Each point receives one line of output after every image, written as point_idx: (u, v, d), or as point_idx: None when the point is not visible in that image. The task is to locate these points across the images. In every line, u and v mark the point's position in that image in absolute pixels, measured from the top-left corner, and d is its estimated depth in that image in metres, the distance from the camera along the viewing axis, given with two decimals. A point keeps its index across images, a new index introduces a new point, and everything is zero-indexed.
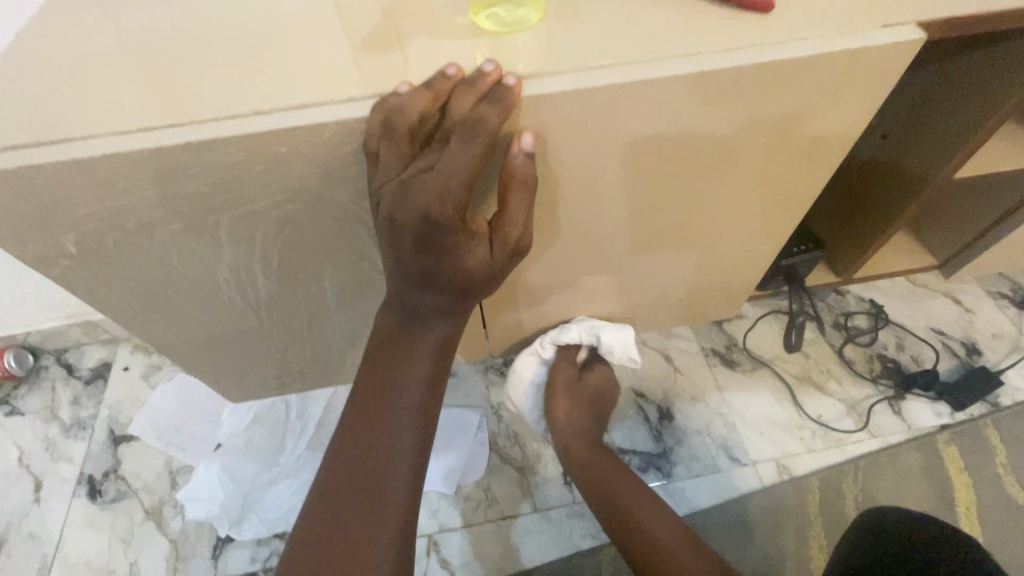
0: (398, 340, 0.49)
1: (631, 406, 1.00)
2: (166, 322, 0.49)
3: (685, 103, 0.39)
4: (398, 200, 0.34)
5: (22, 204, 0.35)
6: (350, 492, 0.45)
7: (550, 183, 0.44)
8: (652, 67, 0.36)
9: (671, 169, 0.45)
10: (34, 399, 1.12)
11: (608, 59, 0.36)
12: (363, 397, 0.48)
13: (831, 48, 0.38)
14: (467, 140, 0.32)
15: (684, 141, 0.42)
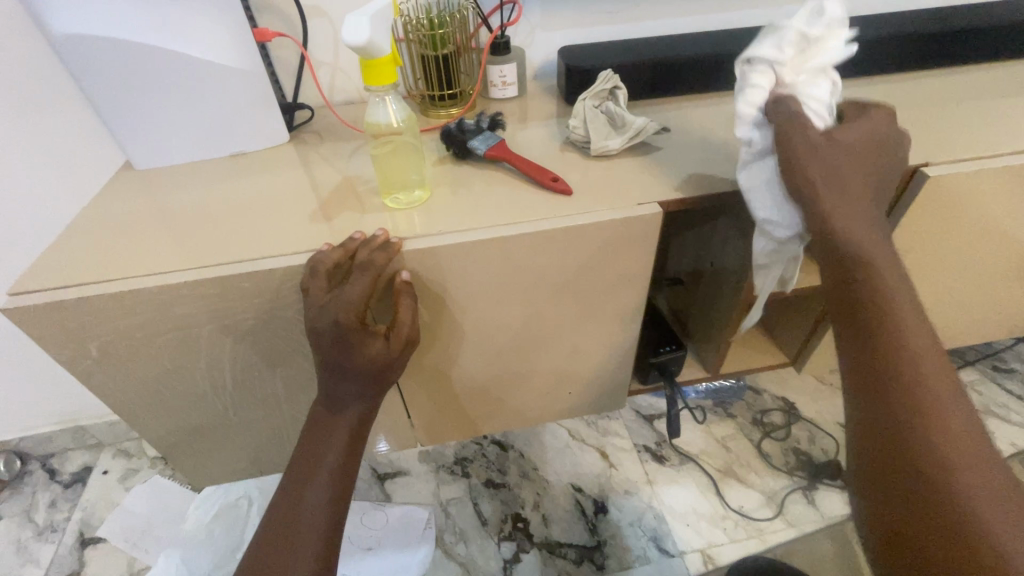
0: (323, 418, 0.58)
1: (569, 500, 1.08)
2: (149, 413, 0.64)
3: (521, 251, 0.57)
4: (317, 314, 0.51)
5: (63, 324, 0.52)
6: (275, 552, 0.51)
7: (443, 305, 0.61)
8: (483, 231, 0.56)
9: (519, 295, 0.62)
10: (12, 504, 1.20)
11: (457, 227, 0.57)
12: (292, 472, 0.56)
13: (603, 215, 0.57)
14: (362, 273, 0.51)
15: (526, 277, 0.60)
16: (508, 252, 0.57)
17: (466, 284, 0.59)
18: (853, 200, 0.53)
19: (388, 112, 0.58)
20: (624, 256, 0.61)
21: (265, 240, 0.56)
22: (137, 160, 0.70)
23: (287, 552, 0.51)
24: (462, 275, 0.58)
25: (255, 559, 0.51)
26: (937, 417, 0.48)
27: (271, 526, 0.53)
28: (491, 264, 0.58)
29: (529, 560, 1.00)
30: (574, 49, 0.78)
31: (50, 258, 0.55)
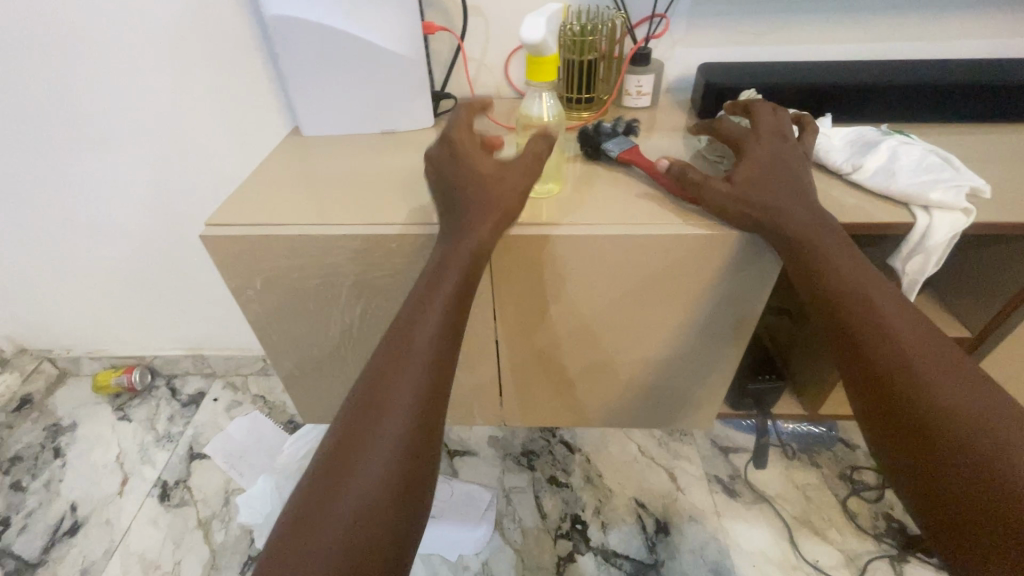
0: (416, 309, 0.55)
1: (630, 513, 1.08)
2: (284, 346, 0.73)
3: (637, 251, 0.60)
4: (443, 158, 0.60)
5: (241, 256, 0.61)
6: (349, 444, 0.47)
7: (552, 291, 0.65)
8: (601, 227, 0.59)
9: (624, 294, 0.65)
10: (140, 410, 1.38)
11: (577, 219, 0.60)
12: (378, 359, 0.53)
13: (723, 229, 0.58)
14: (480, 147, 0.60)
15: (635, 278, 0.63)
16: (625, 250, 0.60)
17: (583, 275, 0.63)
18: (791, 185, 0.58)
19: (541, 107, 0.63)
20: (742, 272, 0.62)
21: (409, 210, 0.63)
22: (306, 127, 0.80)
23: (359, 445, 0.47)
24: (581, 266, 0.62)
25: (328, 450, 0.47)
26: (906, 367, 0.49)
27: (347, 416, 0.49)
28: (611, 259, 0.61)
29: (582, 562, 1.01)
30: (714, 67, 0.79)
31: (236, 201, 0.65)
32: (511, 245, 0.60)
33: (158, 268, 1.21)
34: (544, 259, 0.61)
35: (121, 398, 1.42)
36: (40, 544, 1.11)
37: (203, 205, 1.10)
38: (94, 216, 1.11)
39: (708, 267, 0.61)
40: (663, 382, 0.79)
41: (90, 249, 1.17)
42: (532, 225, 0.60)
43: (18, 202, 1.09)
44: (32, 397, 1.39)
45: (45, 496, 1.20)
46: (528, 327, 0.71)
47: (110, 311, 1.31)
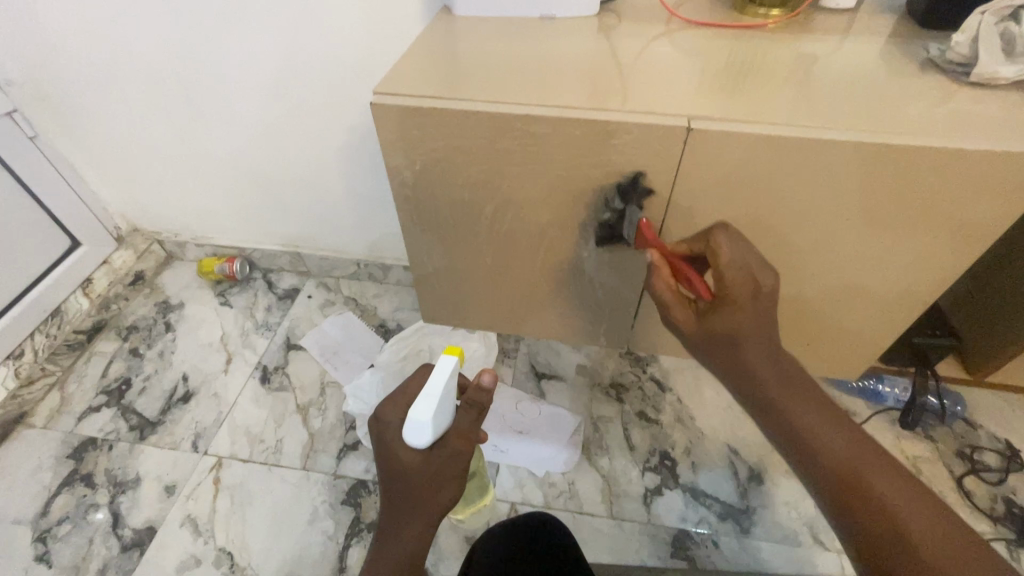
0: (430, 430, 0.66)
1: (723, 458, 1.05)
2: (426, 233, 0.72)
3: (836, 160, 0.54)
4: (466, 415, 0.66)
5: (411, 129, 0.57)
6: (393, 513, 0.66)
7: (719, 204, 0.60)
8: (799, 130, 0.53)
9: (798, 213, 0.60)
10: (240, 298, 1.45)
11: (771, 120, 0.53)
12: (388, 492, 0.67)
13: (947, 140, 0.51)
14: (467, 409, 0.65)
15: (819, 194, 0.58)
16: (824, 157, 0.54)
17: (785, 184, 0.57)
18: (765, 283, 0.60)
19: None
20: (984, 195, 0.54)
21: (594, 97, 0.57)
22: (459, 6, 0.73)
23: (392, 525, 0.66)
24: (789, 172, 0.56)
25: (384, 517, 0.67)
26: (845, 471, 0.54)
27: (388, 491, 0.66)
28: (829, 166, 0.54)
29: (670, 497, 1.01)
30: None
31: (401, 74, 0.61)
32: (717, 146, 0.54)
33: (269, 159, 1.21)
34: (750, 162, 0.55)
35: (223, 285, 1.48)
36: (158, 406, 1.21)
37: (319, 97, 1.07)
38: (216, 97, 1.10)
39: (912, 186, 0.55)
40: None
41: (208, 131, 1.18)
42: (718, 122, 0.53)
43: (145, 74, 1.09)
44: (145, 273, 1.47)
45: (160, 364, 1.30)
46: (690, 240, 0.66)
47: (220, 199, 1.35)
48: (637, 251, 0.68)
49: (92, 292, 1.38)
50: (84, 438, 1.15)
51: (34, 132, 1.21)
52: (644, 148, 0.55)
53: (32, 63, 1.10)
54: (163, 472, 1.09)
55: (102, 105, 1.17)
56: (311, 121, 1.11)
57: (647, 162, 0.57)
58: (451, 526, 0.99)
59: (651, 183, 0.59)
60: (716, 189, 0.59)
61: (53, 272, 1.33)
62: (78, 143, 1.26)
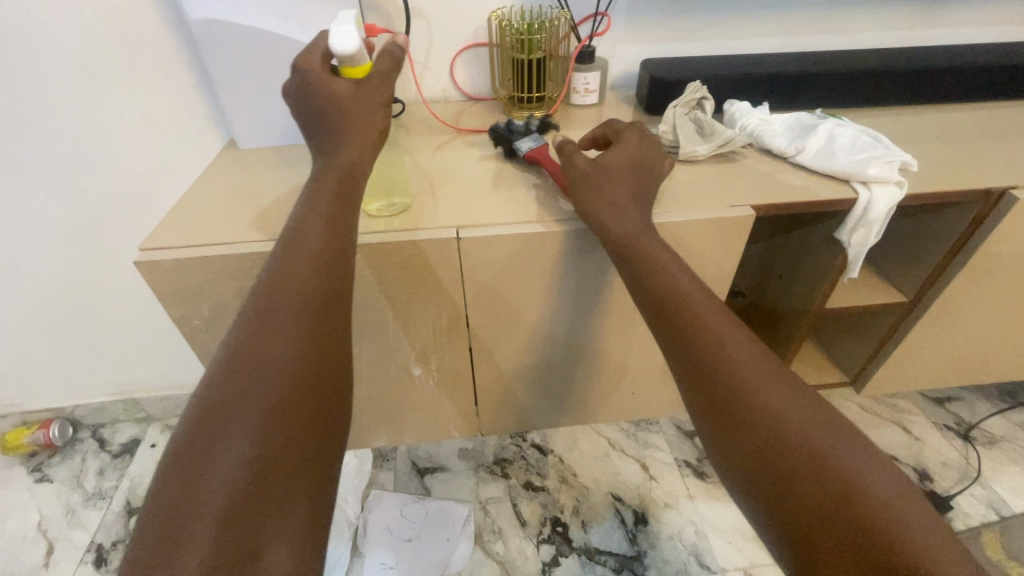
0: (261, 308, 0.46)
1: (609, 509, 1.08)
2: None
3: (592, 244, 0.61)
4: (378, 92, 0.60)
5: (191, 279, 0.57)
6: (225, 391, 0.41)
7: (514, 294, 0.65)
8: (547, 225, 0.60)
9: (587, 291, 0.66)
10: (62, 469, 1.23)
11: (523, 222, 0.60)
12: (220, 362, 0.43)
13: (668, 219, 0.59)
14: (381, 85, 0.60)
15: (596, 274, 0.64)
16: (583, 244, 0.61)
17: (562, 271, 0.63)
18: (619, 192, 0.56)
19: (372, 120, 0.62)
20: None
21: (372, 222, 0.60)
22: (244, 140, 0.75)
23: (228, 408, 0.41)
24: (562, 258, 0.62)
25: (213, 387, 0.42)
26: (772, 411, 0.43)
27: (233, 353, 0.44)
28: (589, 251, 0.62)
29: (568, 565, 1.00)
30: (655, 62, 0.82)
31: (178, 220, 0.61)
32: (490, 248, 0.60)
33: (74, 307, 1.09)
34: (523, 258, 0.61)
35: (38, 458, 1.26)
36: None
37: (123, 235, 1.00)
38: None
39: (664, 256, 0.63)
40: (639, 370, 0.79)
41: None
42: (476, 231, 0.59)
43: None
44: None
45: None
46: (502, 331, 0.69)
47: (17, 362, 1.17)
48: (461, 348, 0.71)
49: None
50: None
51: None
52: (427, 259, 0.59)
53: None
54: None
55: None
56: (116, 259, 1.03)
57: (434, 269, 0.61)
58: None
59: (445, 287, 0.63)
60: (505, 284, 0.63)
61: None
62: None
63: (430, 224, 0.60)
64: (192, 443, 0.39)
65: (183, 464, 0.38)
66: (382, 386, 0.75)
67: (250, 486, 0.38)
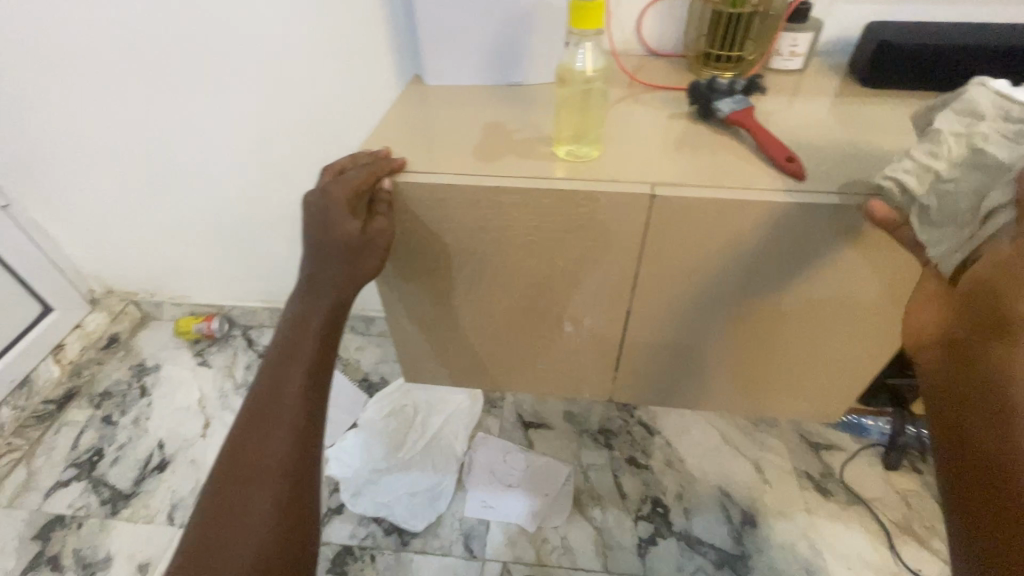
0: (281, 363, 0.58)
1: (715, 502, 1.04)
2: (406, 289, 0.72)
3: (797, 218, 0.55)
4: (378, 234, 0.58)
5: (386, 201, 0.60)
6: (250, 443, 0.53)
7: (690, 261, 0.61)
8: (752, 192, 0.55)
9: (769, 266, 0.61)
10: (219, 358, 1.42)
11: (726, 185, 0.55)
12: (243, 419, 0.55)
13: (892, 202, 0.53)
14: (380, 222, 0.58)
15: (786, 251, 0.59)
16: (788, 217, 0.55)
17: (751, 242, 0.59)
18: None
19: (584, 60, 0.57)
20: None
21: (559, 164, 0.58)
22: (428, 75, 0.76)
23: (251, 457, 0.52)
24: (756, 229, 0.57)
25: (235, 438, 0.54)
26: None
27: (254, 406, 0.55)
28: (789, 226, 0.56)
29: (666, 547, 0.99)
30: (885, 24, 0.71)
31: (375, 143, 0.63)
32: (684, 209, 0.56)
33: (247, 217, 1.22)
34: (713, 225, 0.57)
35: (201, 344, 1.46)
36: (131, 476, 1.16)
37: (298, 157, 1.09)
38: (195, 159, 1.12)
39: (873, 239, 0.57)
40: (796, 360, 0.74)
41: (185, 194, 1.19)
42: (672, 188, 0.55)
43: (122, 141, 1.10)
44: (119, 335, 1.44)
45: (134, 431, 1.25)
46: (663, 297, 0.67)
47: (196, 258, 1.34)
48: (616, 308, 0.69)
49: (63, 359, 1.35)
50: (51, 517, 1.10)
51: (8, 201, 1.21)
52: (612, 213, 0.57)
53: (5, 133, 1.10)
54: (136, 549, 1.04)
55: (77, 172, 1.17)
56: (289, 179, 1.13)
57: (617, 225, 0.58)
58: (419, 543, 1.01)
59: (622, 244, 0.60)
60: (684, 248, 0.60)
61: (23, 340, 1.30)
62: (48, 208, 1.25)
63: (620, 173, 0.57)
64: (229, 491, 0.51)
65: (221, 507, 0.50)
66: (525, 332, 0.76)
67: (278, 524, 0.50)
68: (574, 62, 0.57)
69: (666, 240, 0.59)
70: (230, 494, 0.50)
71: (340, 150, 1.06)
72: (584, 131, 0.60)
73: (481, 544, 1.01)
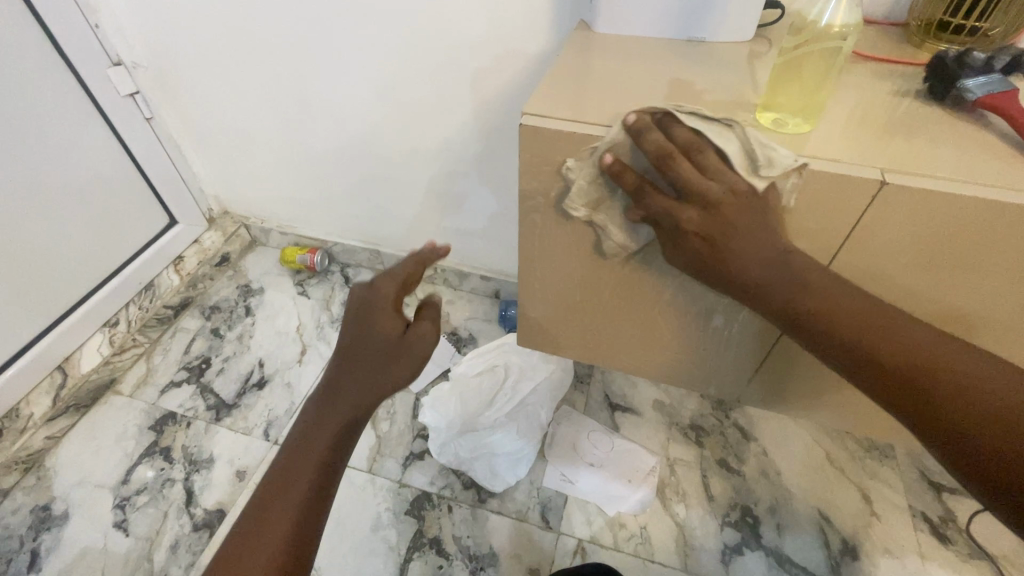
0: (330, 396, 0.56)
1: (813, 524, 0.97)
2: (547, 249, 0.68)
3: None
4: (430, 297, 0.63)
5: (557, 154, 0.56)
6: (327, 393, 0.56)
7: (882, 256, 0.53)
8: (1002, 191, 0.46)
9: (979, 271, 0.52)
10: (318, 290, 1.47)
11: (967, 180, 0.47)
12: (332, 366, 0.58)
13: None
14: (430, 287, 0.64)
15: (1005, 257, 0.49)
16: None
17: (981, 248, 0.49)
18: None
19: (832, 12, 0.49)
20: None
21: (764, 133, 0.52)
22: (599, 22, 0.69)
23: (324, 407, 0.55)
24: (984, 233, 0.48)
25: (322, 383, 0.57)
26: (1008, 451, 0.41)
27: (339, 355, 0.58)
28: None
29: (751, 560, 0.93)
30: None
31: (547, 88, 0.59)
32: (913, 203, 0.48)
33: (365, 156, 1.22)
34: (941, 223, 0.49)
35: (301, 275, 1.51)
36: (234, 388, 1.24)
37: (427, 100, 1.06)
38: (326, 92, 1.12)
39: None
40: None
41: (311, 126, 1.20)
42: (901, 175, 0.47)
43: (261, 67, 1.12)
44: (230, 255, 1.52)
45: (238, 347, 1.33)
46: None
47: (310, 191, 1.37)
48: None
49: (183, 270, 1.43)
50: (164, 412, 1.20)
51: (151, 113, 1.27)
52: (818, 196, 0.50)
53: (160, 48, 1.15)
54: (235, 456, 1.11)
55: (215, 93, 1.21)
56: (413, 121, 1.11)
57: (812, 211, 0.51)
58: (496, 502, 1.02)
59: (813, 233, 0.53)
60: (879, 242, 0.52)
61: (151, 247, 1.39)
62: (185, 125, 1.31)
63: (833, 152, 0.50)
64: (302, 434, 0.55)
65: (292, 447, 0.55)
66: (660, 311, 0.70)
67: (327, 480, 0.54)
68: (819, 19, 0.50)
69: (863, 231, 0.51)
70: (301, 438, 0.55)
71: (470, 97, 1.02)
72: (789, 101, 0.53)
73: (557, 516, 1.00)
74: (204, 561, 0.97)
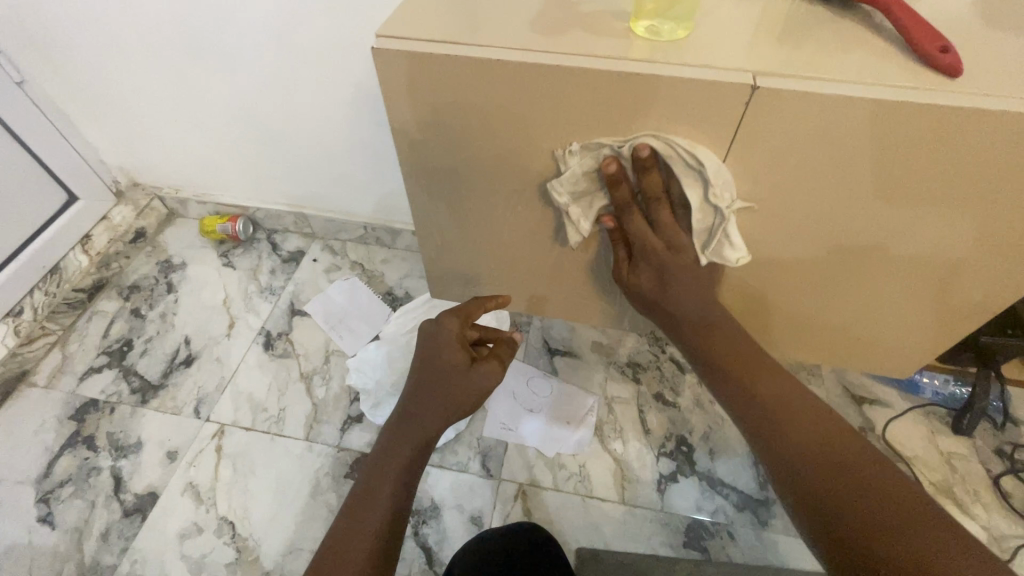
0: (405, 420, 0.69)
1: (743, 446, 1.00)
2: (439, 189, 0.64)
3: (922, 124, 0.44)
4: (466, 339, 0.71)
5: (430, 83, 0.51)
6: (409, 412, 0.69)
7: (767, 171, 0.51)
8: (874, 90, 0.44)
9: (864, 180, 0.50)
10: (243, 260, 1.39)
11: (842, 79, 0.44)
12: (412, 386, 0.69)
13: None
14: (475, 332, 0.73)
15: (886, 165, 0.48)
16: (911, 125, 0.44)
17: (880, 163, 0.48)
18: None
19: None
20: None
21: (636, 43, 0.48)
22: None
23: (404, 425, 0.69)
24: (861, 137, 0.46)
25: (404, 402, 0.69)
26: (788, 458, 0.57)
27: (416, 378, 0.69)
28: (995, 160, 0.45)
29: (685, 486, 0.96)
30: None
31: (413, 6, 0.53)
32: (787, 107, 0.45)
33: (269, 110, 1.13)
34: (817, 136, 0.47)
35: (225, 246, 1.43)
36: (159, 368, 1.18)
37: (322, 40, 0.97)
38: (212, 39, 1.01)
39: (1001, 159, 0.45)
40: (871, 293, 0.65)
41: (205, 80, 1.10)
42: (774, 79, 0.44)
43: (134, 14, 1.00)
44: (145, 230, 1.42)
45: (161, 325, 1.26)
46: (814, 235, 0.58)
47: (219, 152, 1.27)
48: None
49: (91, 249, 1.33)
50: (86, 399, 1.14)
51: (21, 76, 1.14)
52: (693, 108, 0.47)
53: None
54: (165, 438, 1.07)
55: (90, 48, 1.08)
56: (312, 66, 1.02)
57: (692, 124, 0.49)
58: (437, 457, 1.01)
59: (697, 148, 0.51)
60: (763, 155, 0.50)
61: (50, 228, 1.28)
62: (65, 87, 1.18)
63: (707, 58, 0.46)
64: (388, 446, 0.69)
65: (381, 458, 0.68)
66: (565, 248, 0.68)
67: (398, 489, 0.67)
68: None
69: (745, 144, 0.49)
70: (386, 450, 0.68)
71: (368, 35, 0.94)
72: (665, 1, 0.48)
73: (497, 463, 1.00)
74: (138, 545, 0.95)
